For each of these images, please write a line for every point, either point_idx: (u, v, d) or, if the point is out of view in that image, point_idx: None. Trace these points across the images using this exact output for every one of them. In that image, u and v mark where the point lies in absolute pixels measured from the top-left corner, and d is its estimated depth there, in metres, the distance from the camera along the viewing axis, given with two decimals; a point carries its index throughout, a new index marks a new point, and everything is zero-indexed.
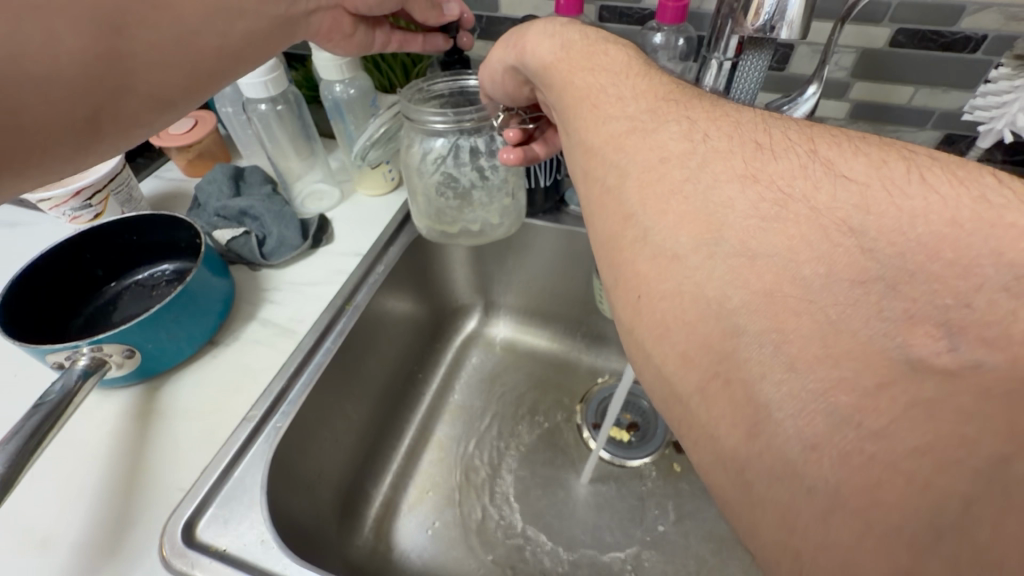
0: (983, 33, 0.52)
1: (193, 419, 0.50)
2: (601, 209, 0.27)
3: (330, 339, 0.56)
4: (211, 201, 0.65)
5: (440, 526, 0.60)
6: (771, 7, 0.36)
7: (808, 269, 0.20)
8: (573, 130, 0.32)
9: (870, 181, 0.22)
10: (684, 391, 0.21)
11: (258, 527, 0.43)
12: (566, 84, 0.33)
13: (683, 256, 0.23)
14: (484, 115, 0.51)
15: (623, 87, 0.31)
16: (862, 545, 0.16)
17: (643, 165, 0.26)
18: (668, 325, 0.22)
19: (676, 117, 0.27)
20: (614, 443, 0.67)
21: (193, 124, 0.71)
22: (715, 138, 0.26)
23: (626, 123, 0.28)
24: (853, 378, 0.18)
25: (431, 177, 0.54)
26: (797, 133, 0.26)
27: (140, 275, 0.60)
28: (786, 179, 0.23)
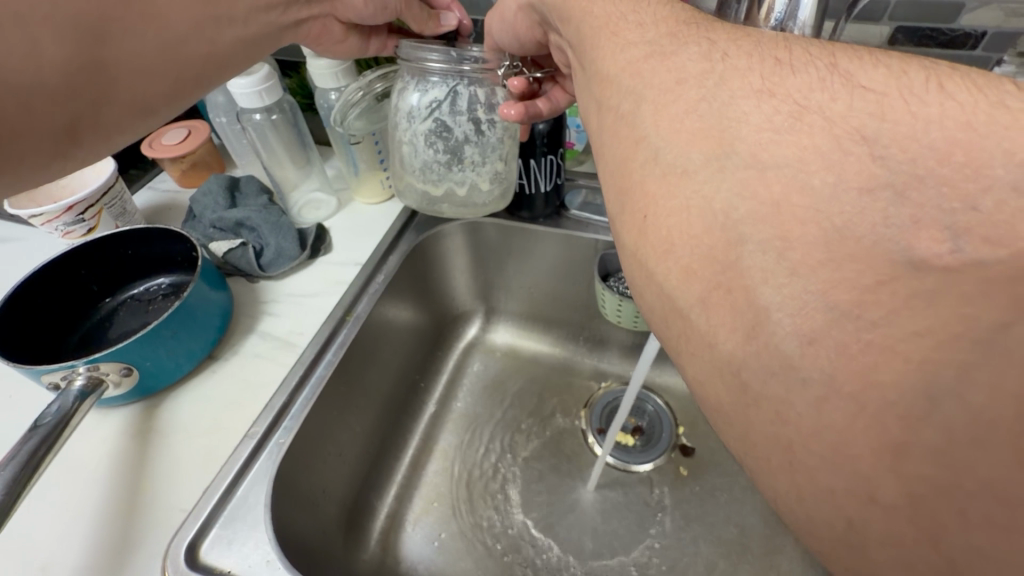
0: (982, 30, 0.52)
1: (194, 437, 0.49)
2: (612, 137, 0.27)
3: (332, 351, 0.55)
4: (206, 213, 0.64)
5: (446, 538, 0.59)
6: (782, 10, 0.35)
7: (817, 179, 0.19)
8: (593, 56, 0.30)
9: (889, 91, 0.20)
10: (687, 303, 0.21)
11: (263, 548, 0.42)
12: (586, 15, 0.32)
13: (693, 171, 0.22)
14: (486, 65, 0.48)
15: (643, 14, 0.29)
16: (852, 425, 0.17)
17: (659, 88, 0.25)
18: (673, 240, 0.22)
19: (696, 39, 0.26)
20: (620, 449, 0.66)
21: (186, 134, 0.71)
22: (735, 57, 0.24)
23: (645, 49, 0.27)
24: (854, 278, 0.17)
25: (424, 122, 0.51)
26: (818, 50, 0.23)
27: (137, 290, 0.59)
28: (805, 92, 0.21)
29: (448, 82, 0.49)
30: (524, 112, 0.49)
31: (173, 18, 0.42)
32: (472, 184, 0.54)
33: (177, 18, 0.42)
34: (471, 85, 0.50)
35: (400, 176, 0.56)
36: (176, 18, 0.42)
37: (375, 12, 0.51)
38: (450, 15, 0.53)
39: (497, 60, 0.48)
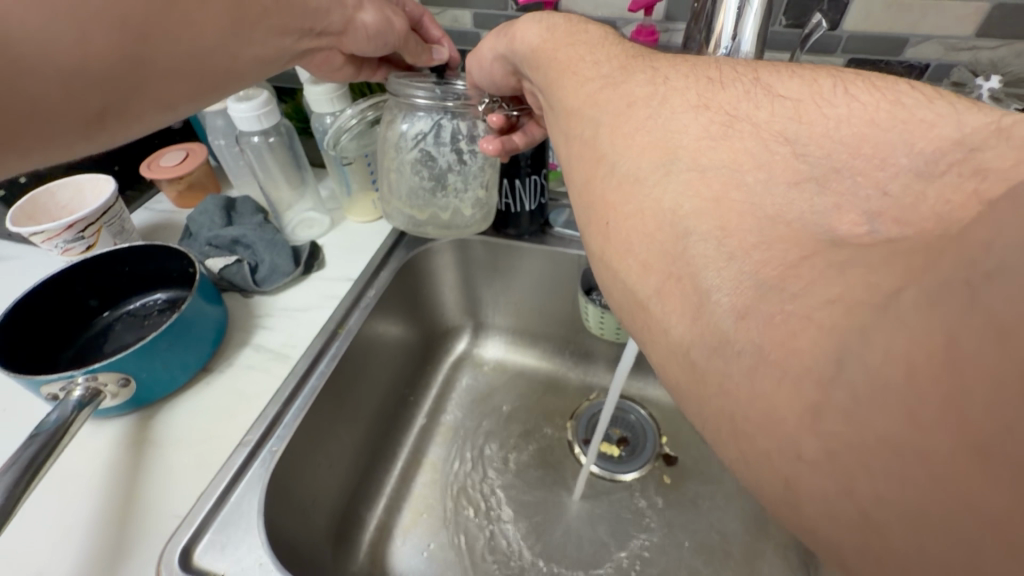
0: (926, 62, 0.56)
1: (187, 447, 0.50)
2: (577, 159, 0.30)
3: (324, 362, 0.57)
4: (202, 231, 0.66)
5: (436, 548, 0.60)
6: (727, 47, 0.39)
7: (750, 176, 0.23)
8: (557, 94, 0.34)
9: (803, 98, 0.26)
10: (645, 295, 0.24)
11: (256, 551, 0.43)
12: (551, 61, 0.36)
13: (643, 178, 0.25)
14: (464, 99, 0.51)
15: (599, 54, 0.33)
16: (777, 392, 0.18)
17: (613, 113, 0.28)
18: (632, 239, 0.25)
19: (642, 68, 0.30)
20: (605, 458, 0.68)
21: (185, 156, 0.73)
22: (675, 79, 0.28)
23: (601, 82, 0.31)
24: (782, 254, 0.20)
25: (410, 153, 0.54)
26: (743, 67, 0.29)
27: (134, 305, 0.61)
28: (733, 103, 0.26)
29: (432, 116, 0.53)
30: (499, 147, 0.53)
31: (195, 33, 0.44)
32: (454, 209, 0.58)
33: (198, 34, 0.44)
34: (454, 120, 0.53)
35: (387, 200, 0.59)
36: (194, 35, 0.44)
37: (377, 48, 0.55)
38: (442, 50, 0.57)
39: (478, 97, 0.51)
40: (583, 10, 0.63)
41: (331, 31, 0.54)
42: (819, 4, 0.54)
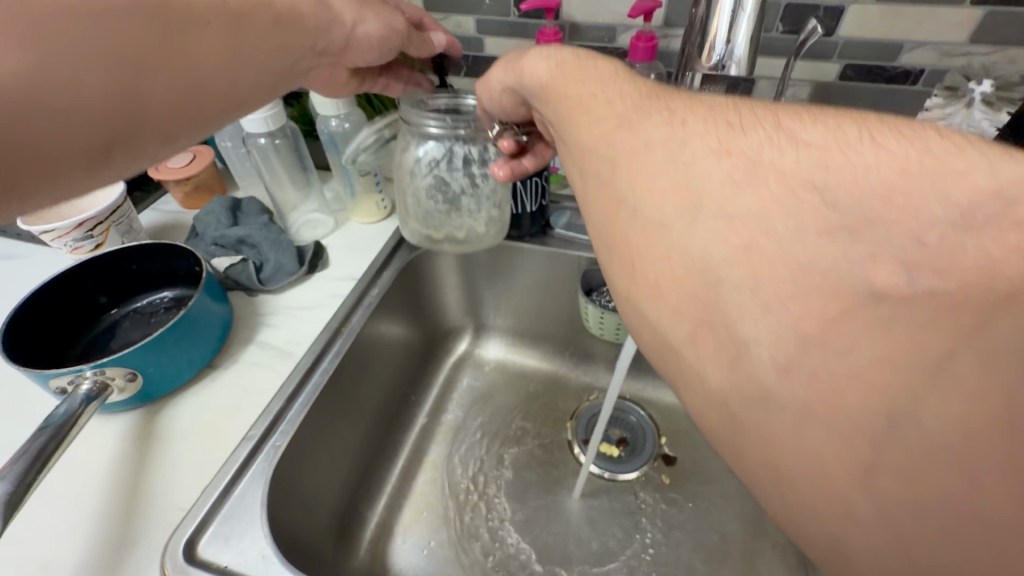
0: (920, 68, 0.57)
1: (192, 441, 0.51)
2: (598, 200, 0.30)
3: (327, 359, 0.57)
4: (208, 230, 0.67)
5: (436, 545, 0.61)
6: (721, 50, 0.40)
7: (779, 224, 0.22)
8: (570, 138, 0.34)
9: (832, 142, 0.23)
10: (677, 340, 0.24)
11: (259, 543, 0.44)
12: (563, 97, 0.36)
13: (669, 224, 0.25)
14: (473, 125, 0.53)
15: (610, 91, 0.33)
16: (828, 446, 0.19)
17: (631, 154, 0.28)
18: (660, 286, 0.25)
19: (657, 108, 0.29)
20: (605, 458, 0.69)
21: (192, 158, 0.75)
22: (691, 121, 0.27)
23: (614, 120, 0.30)
24: (819, 308, 0.20)
25: (425, 179, 0.55)
26: (762, 108, 0.27)
27: (140, 302, 0.62)
28: (756, 148, 0.24)
29: (445, 143, 0.54)
30: (511, 172, 0.54)
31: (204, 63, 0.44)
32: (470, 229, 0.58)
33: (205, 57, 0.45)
34: (466, 145, 0.55)
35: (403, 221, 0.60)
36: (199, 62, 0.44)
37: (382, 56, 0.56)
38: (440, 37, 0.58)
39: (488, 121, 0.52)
40: (584, 18, 0.64)
41: (334, 49, 0.54)
42: (815, 11, 0.56)
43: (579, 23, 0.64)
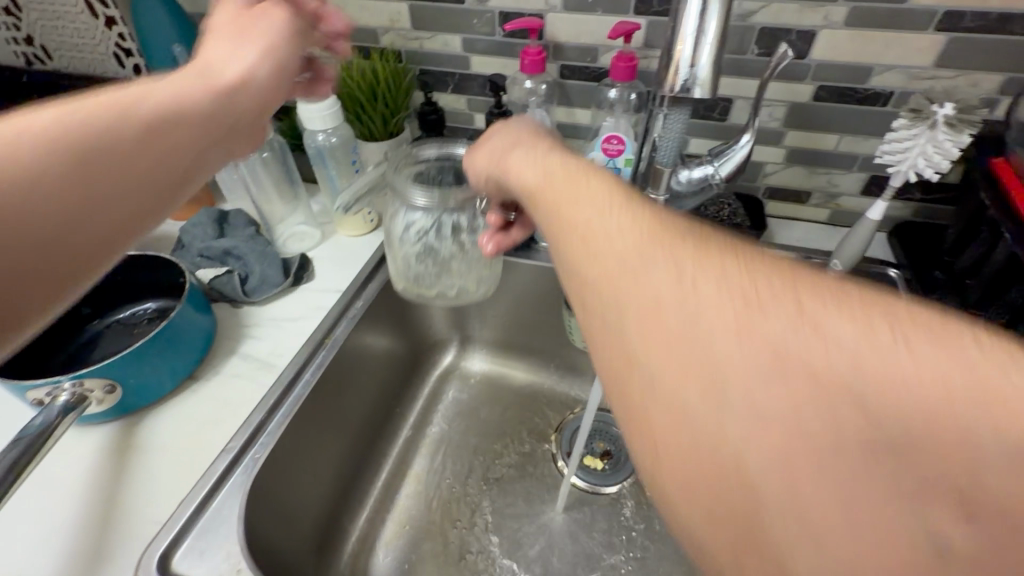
0: (890, 90, 0.59)
1: (170, 453, 0.50)
2: (602, 353, 0.25)
3: (310, 371, 0.57)
4: (194, 242, 0.67)
5: (417, 560, 0.61)
6: (685, 73, 0.39)
7: (823, 447, 0.19)
8: (559, 265, 0.30)
9: (861, 348, 0.20)
10: (715, 548, 0.21)
11: (234, 557, 0.44)
12: (554, 217, 0.31)
13: (693, 412, 0.21)
14: (461, 197, 0.53)
15: (608, 216, 0.28)
16: None
17: (639, 308, 0.24)
18: (690, 485, 0.21)
19: (663, 255, 0.24)
20: (588, 471, 0.68)
21: None
22: (705, 281, 0.23)
23: (613, 257, 0.26)
24: (878, 548, 0.18)
25: (413, 246, 0.56)
26: (783, 278, 0.22)
27: (123, 314, 0.62)
28: (779, 337, 0.21)
29: (432, 214, 0.54)
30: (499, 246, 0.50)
31: (90, 170, 0.32)
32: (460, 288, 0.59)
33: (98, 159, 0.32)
34: (453, 214, 0.55)
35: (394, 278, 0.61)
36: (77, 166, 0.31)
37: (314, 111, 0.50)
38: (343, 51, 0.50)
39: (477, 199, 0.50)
40: (566, 38, 0.66)
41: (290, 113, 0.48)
42: (787, 35, 0.58)
43: (562, 44, 0.66)
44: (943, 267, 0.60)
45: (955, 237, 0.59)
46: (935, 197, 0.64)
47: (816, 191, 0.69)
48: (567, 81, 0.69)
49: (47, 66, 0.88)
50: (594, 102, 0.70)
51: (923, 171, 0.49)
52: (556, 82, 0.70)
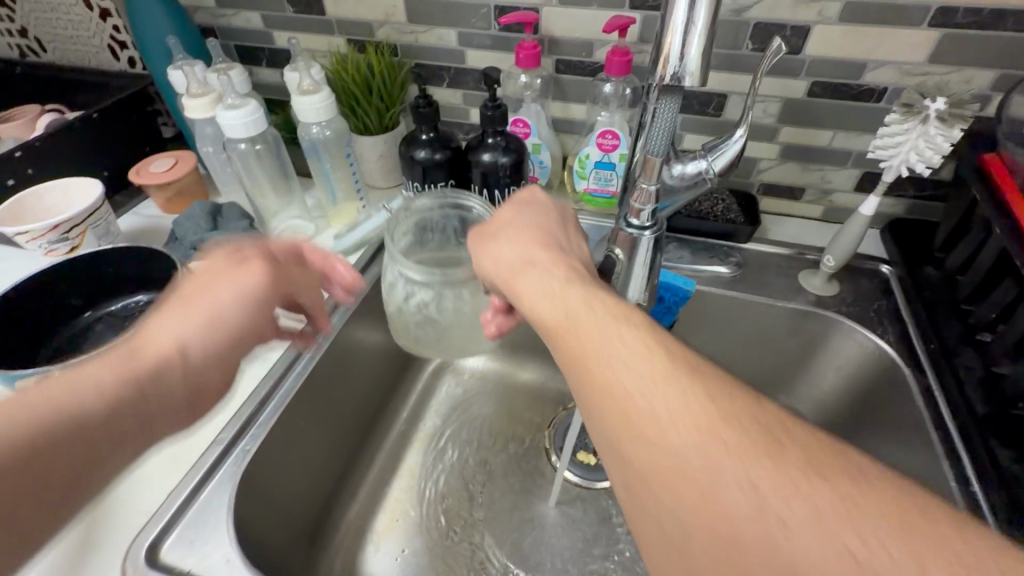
0: (883, 86, 0.59)
1: (161, 445, 0.50)
2: (661, 539, 0.29)
3: (302, 363, 0.57)
4: (187, 234, 0.67)
5: (409, 553, 0.60)
6: (675, 62, 0.38)
7: None
8: (600, 429, 0.32)
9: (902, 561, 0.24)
10: None
11: (224, 548, 0.43)
12: (587, 375, 0.33)
13: None
14: (464, 274, 0.52)
15: (649, 389, 0.31)
16: None
17: (704, 512, 0.27)
18: None
19: (718, 447, 0.28)
20: (582, 466, 0.68)
21: (173, 163, 0.75)
22: (764, 486, 0.27)
23: (669, 440, 0.29)
24: None
25: (413, 315, 0.54)
26: (819, 478, 0.27)
27: (115, 305, 0.61)
28: (836, 547, 0.25)
29: (433, 287, 0.52)
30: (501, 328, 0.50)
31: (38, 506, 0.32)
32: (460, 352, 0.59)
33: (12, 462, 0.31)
34: (455, 287, 0.53)
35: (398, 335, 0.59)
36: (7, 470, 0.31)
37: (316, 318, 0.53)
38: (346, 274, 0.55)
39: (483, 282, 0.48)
40: (562, 33, 0.66)
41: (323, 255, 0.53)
42: (782, 30, 0.58)
43: (557, 38, 0.66)
44: (935, 263, 0.60)
45: (949, 232, 0.59)
46: (929, 193, 0.64)
47: (809, 188, 0.69)
48: (562, 76, 0.69)
49: (42, 58, 0.88)
50: (589, 97, 0.70)
51: (914, 166, 0.49)
52: (552, 77, 0.70)
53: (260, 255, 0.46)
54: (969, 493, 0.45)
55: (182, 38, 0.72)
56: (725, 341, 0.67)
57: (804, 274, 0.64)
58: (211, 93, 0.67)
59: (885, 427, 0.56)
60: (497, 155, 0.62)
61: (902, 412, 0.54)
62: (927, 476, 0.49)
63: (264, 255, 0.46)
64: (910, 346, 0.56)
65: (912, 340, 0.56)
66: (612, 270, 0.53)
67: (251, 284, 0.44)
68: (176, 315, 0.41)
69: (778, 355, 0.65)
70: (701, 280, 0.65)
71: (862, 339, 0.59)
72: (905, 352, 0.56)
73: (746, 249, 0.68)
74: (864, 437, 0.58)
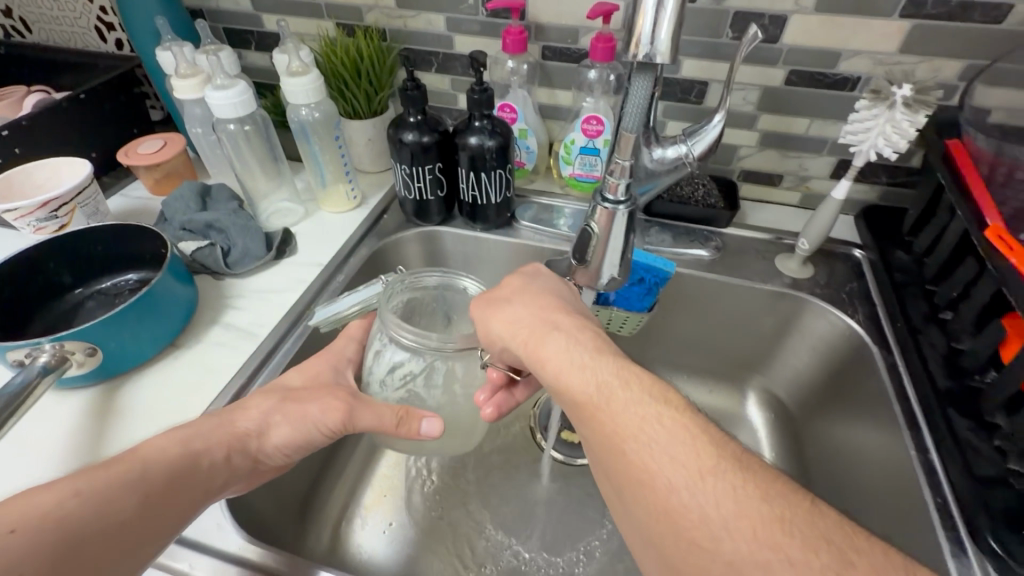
0: (858, 75, 0.61)
1: (152, 416, 0.51)
2: None
3: (291, 339, 0.58)
4: (176, 215, 0.67)
5: (397, 527, 0.62)
6: (646, 42, 0.40)
7: None
8: (635, 508, 0.34)
9: None
10: None
11: (215, 512, 0.46)
12: (623, 459, 0.34)
13: None
14: (461, 345, 0.46)
15: (682, 469, 0.32)
16: None
17: None
18: None
19: (758, 533, 0.29)
20: (566, 444, 0.70)
21: (162, 144, 0.75)
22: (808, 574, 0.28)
23: (710, 525, 0.30)
24: None
25: (397, 390, 0.49)
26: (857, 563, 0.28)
27: (105, 284, 0.62)
28: None
29: (425, 359, 0.47)
30: (500, 408, 0.51)
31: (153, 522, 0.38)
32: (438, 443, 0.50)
33: (131, 513, 0.37)
34: (447, 361, 0.47)
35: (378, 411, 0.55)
36: (128, 515, 0.37)
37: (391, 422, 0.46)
38: (434, 419, 0.46)
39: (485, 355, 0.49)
40: (548, 19, 0.67)
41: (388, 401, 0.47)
42: (760, 18, 0.60)
43: (543, 24, 0.68)
44: (904, 248, 0.63)
45: (919, 216, 0.61)
46: (901, 180, 0.66)
47: (787, 174, 0.72)
48: (548, 63, 0.70)
49: (26, 39, 0.87)
50: (575, 83, 0.71)
51: (882, 151, 0.51)
52: (538, 63, 0.71)
53: (344, 394, 0.47)
54: (926, 459, 0.47)
55: (170, 20, 0.72)
56: (703, 321, 0.69)
57: (780, 258, 0.66)
58: (200, 73, 0.68)
59: (851, 402, 0.58)
60: (484, 138, 0.63)
61: (865, 387, 0.56)
62: (888, 445, 0.51)
63: (348, 395, 0.47)
64: (878, 325, 0.58)
65: (880, 321, 0.58)
66: (588, 244, 0.55)
67: (327, 421, 0.46)
68: (268, 405, 0.47)
69: (754, 335, 0.68)
70: (681, 263, 0.67)
71: (834, 319, 0.61)
72: (873, 330, 0.58)
73: (726, 233, 0.70)
74: (834, 413, 0.61)
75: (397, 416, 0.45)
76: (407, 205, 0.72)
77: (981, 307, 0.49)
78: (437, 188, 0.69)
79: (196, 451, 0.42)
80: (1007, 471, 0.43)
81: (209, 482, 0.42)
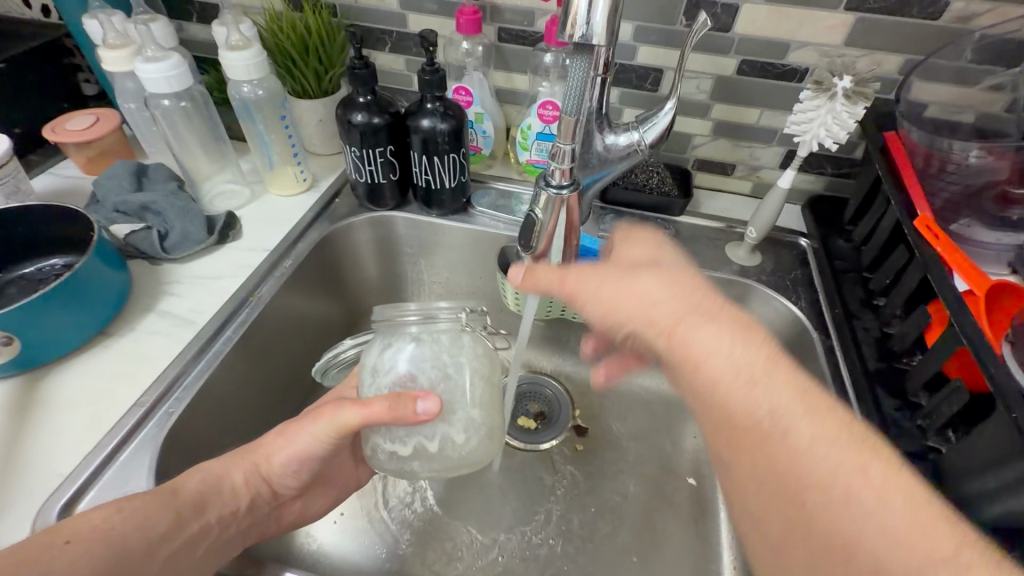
0: (805, 67, 0.62)
1: (76, 408, 0.49)
2: None
3: (232, 327, 0.56)
4: (109, 196, 0.63)
5: (347, 517, 0.61)
6: (584, 22, 0.39)
7: None
8: (775, 506, 0.32)
9: None
10: None
11: None
12: (772, 456, 0.32)
13: None
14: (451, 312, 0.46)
15: (840, 470, 0.30)
16: None
17: None
18: None
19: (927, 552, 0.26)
20: (522, 431, 0.70)
21: (93, 121, 0.70)
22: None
23: (872, 534, 0.28)
24: None
25: (387, 377, 0.45)
26: None
27: (29, 269, 0.58)
28: None
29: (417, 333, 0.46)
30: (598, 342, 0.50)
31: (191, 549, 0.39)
32: (443, 436, 0.45)
33: (166, 526, 0.38)
34: (443, 333, 0.46)
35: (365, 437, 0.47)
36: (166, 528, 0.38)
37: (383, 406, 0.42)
38: (430, 397, 0.43)
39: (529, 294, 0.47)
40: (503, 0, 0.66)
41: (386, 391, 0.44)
42: (712, 7, 0.60)
43: (499, 5, 0.66)
44: (845, 236, 0.65)
45: (856, 207, 0.64)
46: (845, 171, 0.69)
47: (740, 164, 0.73)
48: (504, 45, 0.69)
49: None
50: (531, 67, 0.70)
51: (823, 141, 0.53)
52: (494, 45, 0.70)
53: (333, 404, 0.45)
54: None
55: None
56: None
57: (730, 245, 0.68)
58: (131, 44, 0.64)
59: None
60: (435, 121, 0.61)
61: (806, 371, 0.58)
62: None
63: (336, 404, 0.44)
64: (820, 311, 0.60)
65: (821, 305, 0.60)
66: (533, 230, 0.54)
67: (319, 429, 0.44)
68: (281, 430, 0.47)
69: None
70: None
71: (778, 306, 0.63)
72: (815, 316, 0.60)
73: (680, 221, 0.71)
74: None
75: (388, 397, 0.42)
76: (359, 189, 0.69)
77: (909, 292, 0.52)
78: (389, 172, 0.67)
79: (219, 474, 0.43)
80: (925, 446, 0.46)
81: (235, 505, 0.43)
